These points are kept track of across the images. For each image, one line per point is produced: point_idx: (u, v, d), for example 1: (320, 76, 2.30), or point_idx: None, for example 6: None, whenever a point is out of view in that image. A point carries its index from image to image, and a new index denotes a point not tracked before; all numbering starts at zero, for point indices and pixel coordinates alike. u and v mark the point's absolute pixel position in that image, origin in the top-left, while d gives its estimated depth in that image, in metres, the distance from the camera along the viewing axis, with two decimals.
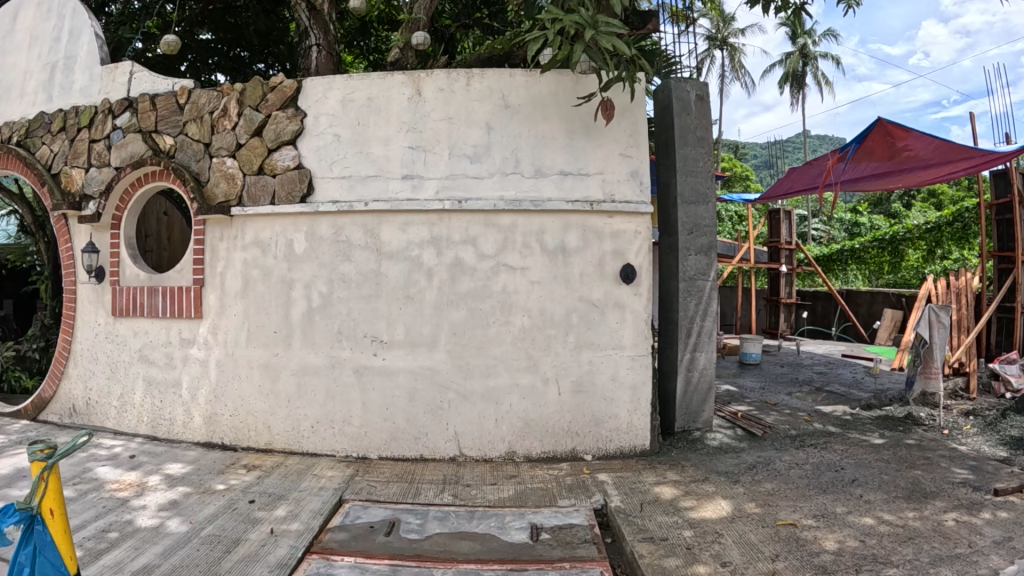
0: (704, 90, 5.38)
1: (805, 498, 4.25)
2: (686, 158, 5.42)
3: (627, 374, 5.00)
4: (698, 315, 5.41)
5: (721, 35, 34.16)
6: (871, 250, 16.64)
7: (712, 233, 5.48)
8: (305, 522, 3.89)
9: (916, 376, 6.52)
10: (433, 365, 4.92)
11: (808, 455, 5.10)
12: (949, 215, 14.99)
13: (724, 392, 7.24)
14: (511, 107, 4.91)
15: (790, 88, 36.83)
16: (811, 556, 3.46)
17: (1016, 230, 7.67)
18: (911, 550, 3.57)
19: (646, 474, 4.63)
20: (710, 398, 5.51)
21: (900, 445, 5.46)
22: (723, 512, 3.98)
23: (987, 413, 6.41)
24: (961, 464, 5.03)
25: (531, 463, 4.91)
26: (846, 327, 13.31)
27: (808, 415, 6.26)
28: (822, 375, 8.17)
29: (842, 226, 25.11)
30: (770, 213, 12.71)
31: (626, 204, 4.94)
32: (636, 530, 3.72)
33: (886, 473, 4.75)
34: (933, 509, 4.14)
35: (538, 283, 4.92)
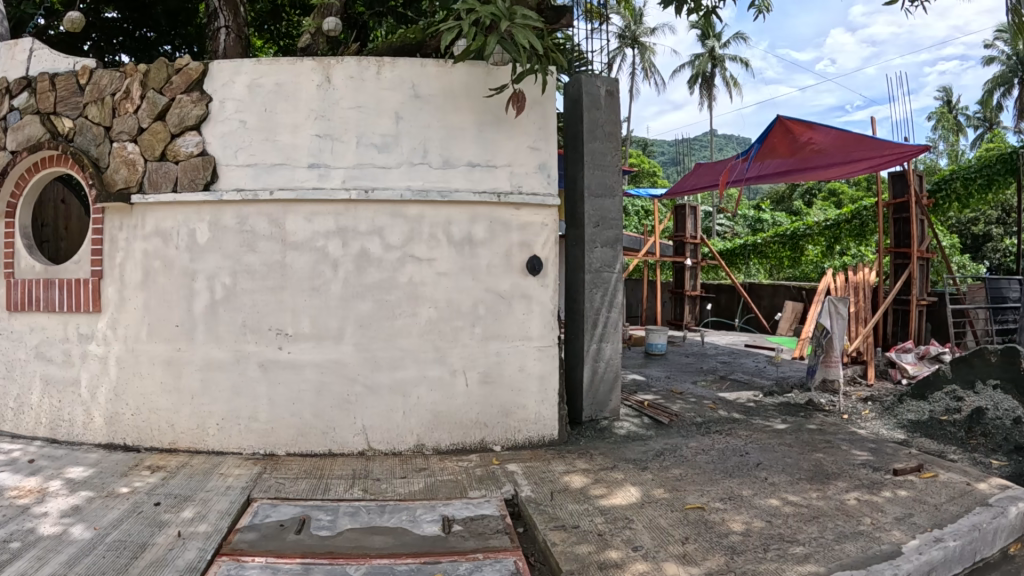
0: (614, 86, 5.42)
1: (713, 482, 4.34)
2: (593, 152, 5.45)
3: (535, 364, 5.07)
4: (604, 308, 5.49)
5: (632, 32, 34.70)
6: (773, 246, 17.16)
7: (618, 226, 5.57)
8: (214, 522, 3.79)
9: (817, 364, 6.76)
10: (339, 358, 4.84)
11: (714, 441, 5.21)
12: (848, 213, 14.94)
13: (630, 381, 7.34)
14: (421, 97, 4.88)
15: (698, 87, 37.64)
16: (720, 538, 3.54)
17: (914, 227, 8.02)
18: (816, 528, 3.71)
19: (555, 463, 4.66)
20: (616, 388, 5.59)
21: (802, 429, 5.63)
22: (632, 499, 4.03)
23: (885, 399, 6.70)
24: (862, 446, 5.22)
25: (441, 455, 4.89)
26: (749, 319, 13.70)
27: (713, 403, 6.40)
28: (726, 364, 8.37)
29: (747, 221, 25.82)
30: (676, 207, 12.87)
31: (533, 196, 5.00)
32: (547, 518, 3.74)
33: (790, 457, 4.89)
34: (836, 489, 4.30)
35: (444, 274, 4.91)
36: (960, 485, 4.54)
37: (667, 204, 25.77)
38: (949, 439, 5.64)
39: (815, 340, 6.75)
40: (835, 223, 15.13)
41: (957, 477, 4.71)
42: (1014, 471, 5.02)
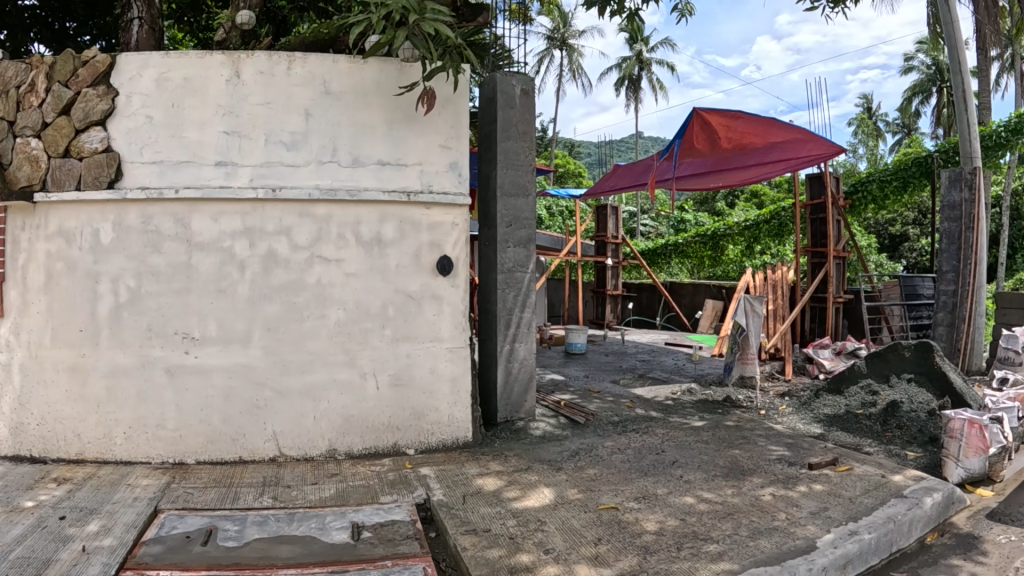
0: (529, 85, 5.39)
1: (627, 481, 4.34)
2: (507, 151, 5.41)
3: (446, 366, 5.06)
4: (516, 307, 5.47)
5: (560, 33, 34.93)
6: (694, 245, 17.48)
7: (531, 226, 5.55)
8: (119, 535, 3.63)
9: (734, 362, 6.88)
10: (248, 362, 4.71)
11: (630, 440, 5.24)
12: (767, 214, 15.10)
13: (548, 381, 7.32)
14: (332, 94, 4.80)
15: (625, 89, 38.09)
16: (633, 537, 3.54)
17: (830, 227, 8.22)
18: (730, 525, 3.74)
19: (469, 466, 4.62)
20: (530, 388, 5.58)
21: (719, 426, 5.69)
22: (545, 500, 4.01)
23: (801, 394, 6.85)
24: (778, 442, 5.30)
25: (353, 460, 4.81)
26: (670, 317, 13.93)
27: (630, 401, 6.44)
28: (645, 362, 8.46)
29: (671, 221, 26.25)
30: (597, 208, 12.88)
31: (443, 196, 5.00)
32: (458, 522, 3.68)
33: (706, 454, 4.93)
34: (751, 485, 4.35)
35: (353, 275, 4.84)
36: (875, 477, 4.66)
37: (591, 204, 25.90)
38: (864, 432, 5.78)
39: (732, 338, 6.86)
40: (754, 223, 15.49)
41: (872, 469, 4.82)
42: (928, 462, 5.21)
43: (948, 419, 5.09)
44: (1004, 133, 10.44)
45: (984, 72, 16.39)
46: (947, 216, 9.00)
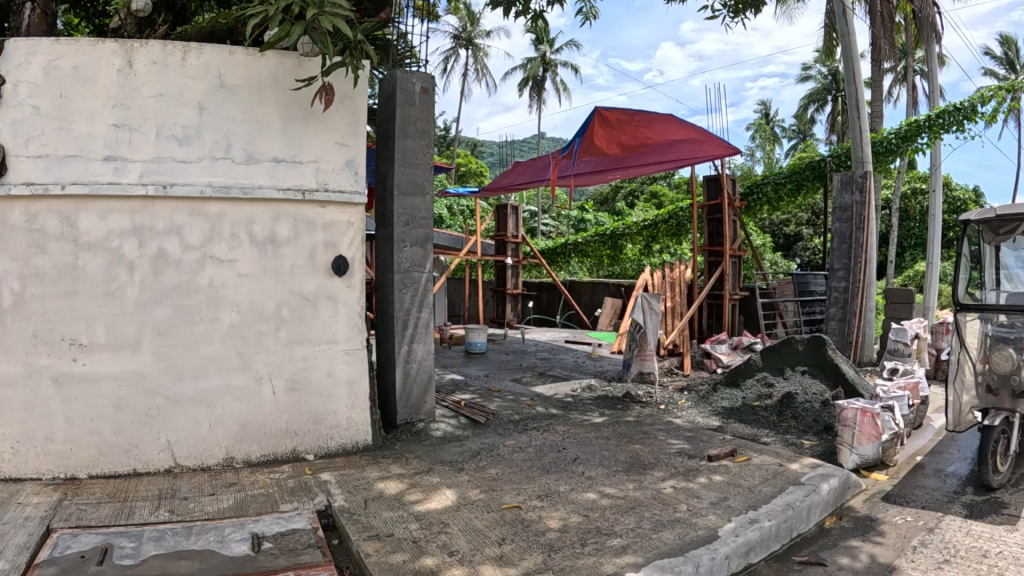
0: (429, 83, 5.39)
1: (529, 480, 4.38)
2: (404, 149, 5.40)
3: (342, 368, 5.06)
4: (413, 308, 5.46)
5: (467, 32, 34.97)
6: (592, 245, 17.76)
7: (427, 225, 5.54)
8: (10, 559, 3.39)
9: (632, 359, 7.05)
10: (139, 369, 4.53)
11: (531, 438, 5.29)
12: (666, 214, 15.35)
13: (448, 381, 7.27)
14: (227, 87, 4.68)
15: (529, 90, 38.40)
16: (537, 536, 3.58)
17: (727, 228, 8.49)
18: (632, 519, 3.82)
19: (370, 470, 4.58)
20: (429, 389, 5.61)
21: (618, 422, 5.80)
22: (448, 502, 4.01)
23: (700, 389, 7.01)
24: (677, 435, 5.43)
25: (252, 468, 4.72)
26: (570, 315, 14.17)
27: (531, 399, 6.50)
28: (544, 360, 8.55)
29: (571, 221, 26.65)
30: (497, 208, 13.04)
31: (339, 194, 4.98)
32: (361, 528, 3.65)
33: (607, 450, 5.01)
34: (652, 478, 4.45)
35: (246, 276, 4.75)
36: (772, 466, 4.83)
37: (490, 203, 26.03)
38: (762, 423, 5.97)
39: (630, 334, 7.05)
40: (651, 223, 15.76)
41: (770, 459, 4.99)
42: (824, 450, 5.43)
43: (841, 408, 5.33)
44: (894, 141, 10.92)
45: (874, 82, 17.15)
46: (839, 217, 9.38)
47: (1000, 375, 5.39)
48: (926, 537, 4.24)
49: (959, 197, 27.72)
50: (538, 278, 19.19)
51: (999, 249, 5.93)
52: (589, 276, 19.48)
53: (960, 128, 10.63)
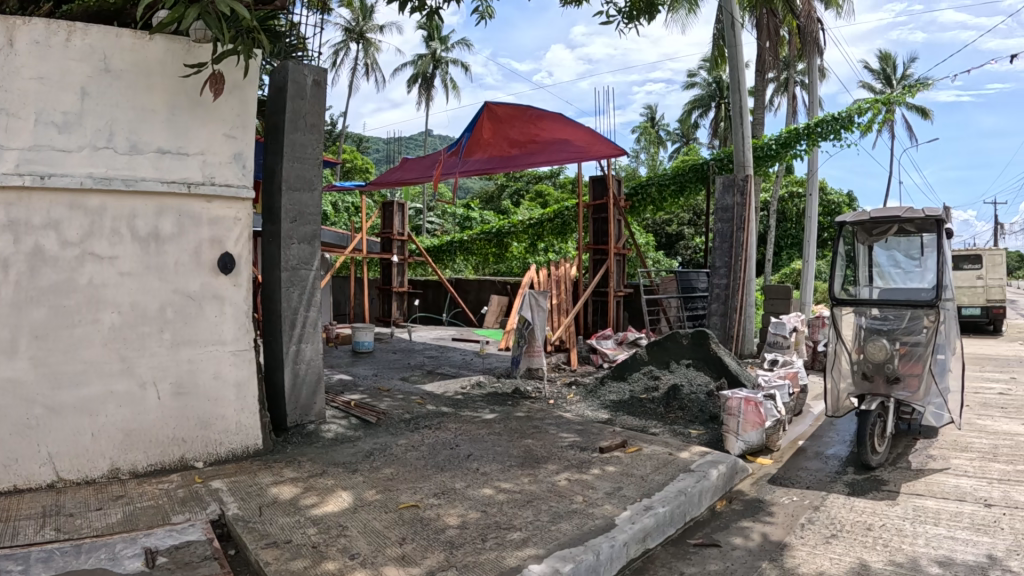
0: (320, 76, 5.43)
1: (424, 478, 4.45)
2: (293, 143, 5.42)
3: (230, 370, 4.97)
4: (301, 307, 5.46)
5: (359, 26, 34.59)
6: (477, 243, 17.90)
7: (315, 222, 5.59)
8: None
9: (520, 355, 7.24)
10: (15, 377, 4.20)
11: (423, 437, 5.34)
12: (551, 213, 15.59)
13: (337, 381, 7.20)
14: (112, 72, 4.48)
15: (418, 86, 38.34)
16: (437, 534, 3.65)
17: (610, 227, 8.80)
18: (530, 512, 3.93)
19: (262, 475, 4.56)
20: (318, 389, 5.60)
21: (509, 418, 5.93)
22: (344, 504, 4.04)
23: (588, 383, 7.26)
24: (568, 429, 5.59)
25: (139, 479, 4.55)
26: (456, 314, 14.31)
27: (421, 397, 6.52)
28: (432, 359, 8.62)
29: (456, 220, 26.77)
30: (383, 205, 13.12)
31: (226, 188, 4.90)
32: (258, 536, 3.64)
33: (499, 445, 5.13)
34: (546, 472, 4.58)
35: (128, 275, 4.56)
36: (662, 455, 5.03)
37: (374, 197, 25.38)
38: (650, 415, 6.21)
39: (518, 331, 7.23)
40: (537, 220, 15.93)
41: (660, 448, 5.20)
42: (710, 439, 5.67)
43: (726, 398, 5.58)
44: (774, 147, 11.35)
45: (756, 91, 17.89)
46: (720, 217, 9.80)
47: (875, 363, 5.75)
48: (813, 514, 4.52)
49: (833, 200, 29.25)
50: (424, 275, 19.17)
51: (872, 249, 6.44)
52: (475, 275, 19.63)
53: (837, 136, 11.22)
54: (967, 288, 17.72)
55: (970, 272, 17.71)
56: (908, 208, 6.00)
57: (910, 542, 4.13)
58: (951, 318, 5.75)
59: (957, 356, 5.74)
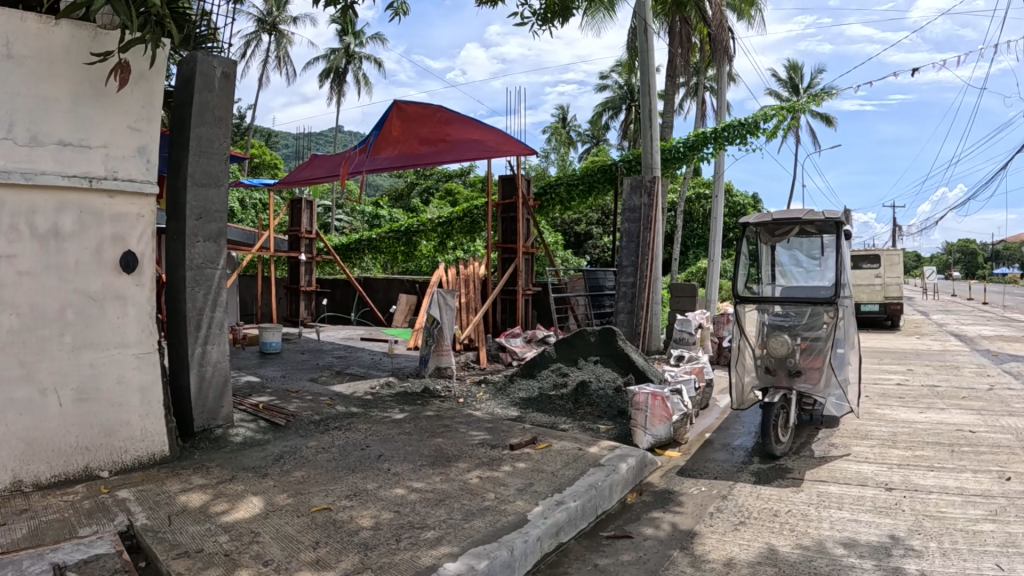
0: (230, 69, 5.33)
1: (336, 480, 4.41)
2: (200, 137, 5.29)
3: (133, 374, 4.82)
4: (206, 307, 5.34)
5: (272, 17, 33.89)
6: (386, 242, 17.72)
7: (220, 219, 5.45)
8: None
9: (429, 354, 7.20)
10: None
11: (333, 438, 5.29)
12: (459, 211, 15.69)
13: (244, 383, 7.05)
14: (14, 57, 4.27)
15: (331, 81, 37.83)
16: (351, 536, 3.62)
17: (518, 225, 8.90)
18: (443, 511, 3.94)
19: (170, 483, 4.44)
20: (226, 393, 5.49)
21: (418, 417, 5.93)
22: (255, 510, 3.97)
23: (498, 381, 7.27)
24: (478, 428, 5.62)
25: (43, 491, 4.34)
26: (365, 313, 14.19)
27: (330, 399, 6.45)
28: (341, 359, 8.53)
29: (365, 218, 26.50)
30: (291, 202, 12.92)
31: (130, 183, 4.76)
32: (168, 547, 3.54)
33: (410, 445, 5.12)
34: (457, 470, 4.59)
35: (26, 274, 4.35)
36: (572, 450, 5.10)
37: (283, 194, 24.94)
38: (559, 411, 6.27)
39: (426, 330, 7.17)
40: (446, 219, 15.96)
41: (569, 444, 5.27)
42: (619, 434, 5.76)
43: (634, 393, 5.66)
44: (681, 149, 11.62)
45: (666, 96, 18.22)
46: (628, 218, 9.97)
47: (777, 358, 5.92)
48: (722, 503, 4.65)
49: (738, 202, 30.11)
50: (332, 273, 18.81)
51: (774, 249, 6.61)
52: (384, 274, 19.46)
53: (743, 141, 11.52)
54: (866, 286, 18.47)
55: (868, 270, 18.47)
56: (809, 210, 6.26)
57: (816, 526, 4.29)
58: (849, 315, 6.00)
59: (855, 348, 6.00)
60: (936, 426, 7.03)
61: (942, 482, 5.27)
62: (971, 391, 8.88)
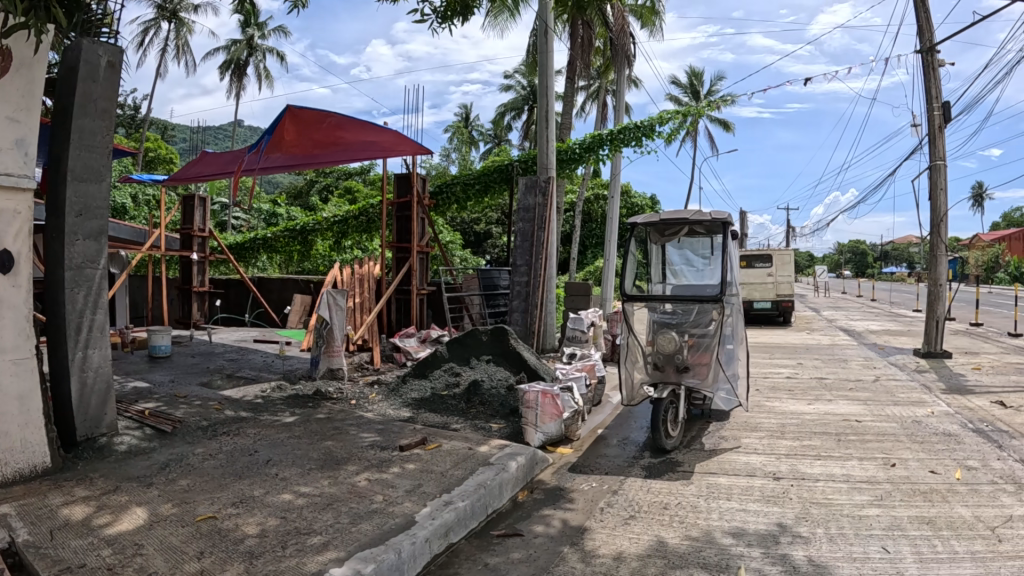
0: (117, 58, 5.12)
1: (222, 487, 4.25)
2: (82, 129, 5.04)
3: (11, 382, 4.50)
4: (87, 310, 5.09)
5: (171, 5, 32.73)
6: (281, 241, 17.20)
7: (101, 216, 5.20)
8: None
9: (319, 355, 7.15)
10: None
11: (221, 444, 5.11)
12: (354, 209, 15.53)
13: (129, 389, 6.75)
14: None
15: (231, 74, 36.82)
16: (236, 544, 3.49)
17: (414, 225, 8.97)
18: (330, 515, 3.85)
19: (51, 496, 4.19)
20: (109, 400, 5.24)
21: (309, 420, 5.80)
22: (139, 522, 3.78)
23: (389, 381, 7.19)
24: (368, 429, 5.54)
25: None
26: (259, 314, 13.85)
27: (219, 403, 6.25)
28: (232, 362, 8.28)
29: (263, 216, 25.87)
30: (183, 199, 12.50)
31: (8, 177, 4.48)
32: (50, 562, 3.31)
33: (299, 449, 4.99)
34: (346, 473, 4.50)
35: None
36: (461, 450, 5.08)
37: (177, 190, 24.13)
38: (451, 411, 6.25)
39: (315, 331, 7.12)
40: (341, 219, 15.78)
41: (459, 443, 5.24)
42: (510, 433, 5.77)
43: (523, 391, 5.67)
44: (578, 151, 11.75)
45: (566, 98, 18.38)
46: (521, 218, 10.10)
47: (665, 354, 6.02)
48: (612, 498, 4.69)
49: (635, 203, 30.73)
50: (224, 273, 18.31)
51: (664, 249, 6.79)
52: (279, 275, 19.06)
53: (638, 143, 11.69)
54: (759, 284, 19.08)
55: (761, 269, 19.09)
56: (696, 210, 6.37)
57: (705, 517, 4.37)
58: (736, 312, 6.19)
59: (742, 344, 6.19)
60: (823, 417, 7.28)
61: (828, 470, 5.45)
62: (856, 383, 9.25)
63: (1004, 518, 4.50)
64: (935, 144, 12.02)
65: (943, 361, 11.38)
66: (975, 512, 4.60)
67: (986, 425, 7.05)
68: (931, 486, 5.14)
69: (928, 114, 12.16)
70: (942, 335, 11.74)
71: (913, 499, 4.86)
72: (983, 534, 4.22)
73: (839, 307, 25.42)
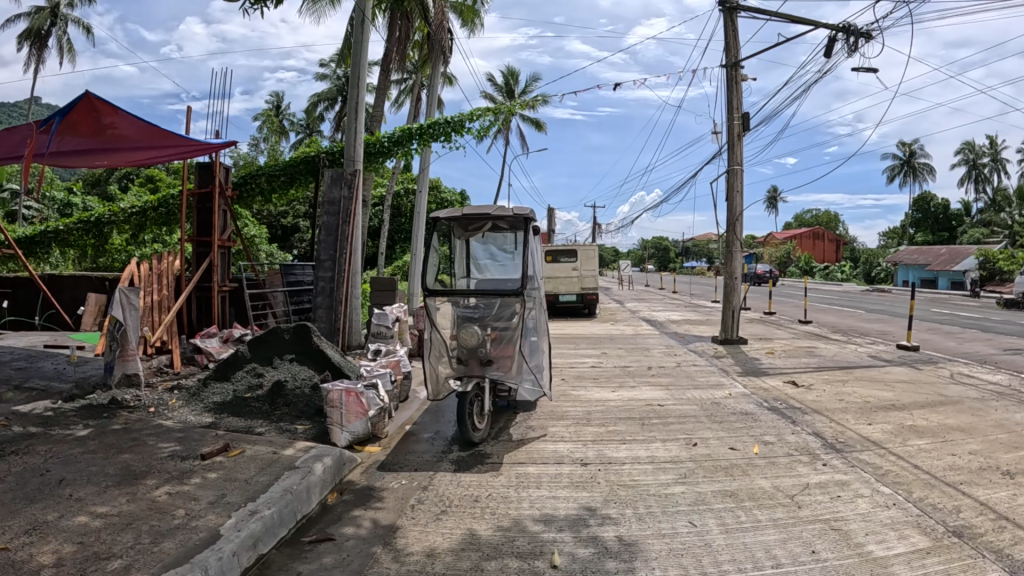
0: None
1: (11, 514, 3.91)
2: None
3: None
4: None
5: None
6: (75, 233, 15.97)
7: None
8: None
9: (113, 361, 6.70)
10: None
11: (7, 464, 4.70)
12: (154, 200, 14.53)
13: None
14: None
15: (29, 45, 33.90)
16: None
17: (214, 218, 8.66)
18: (131, 536, 3.64)
19: None
20: None
21: (105, 433, 5.46)
22: None
23: (190, 386, 6.91)
24: (168, 439, 5.28)
25: None
26: (51, 316, 12.83)
27: (4, 419, 5.74)
28: (19, 372, 7.63)
29: (56, 204, 23.98)
30: None
31: None
32: None
33: (94, 465, 4.69)
34: (145, 488, 4.27)
35: None
36: (266, 455, 4.94)
37: None
38: (255, 414, 6.11)
39: (107, 335, 6.65)
40: (140, 209, 14.78)
41: (264, 448, 5.10)
42: (315, 434, 5.69)
43: (326, 389, 5.60)
44: (387, 144, 11.68)
45: (379, 91, 18.11)
46: (327, 211, 9.84)
47: (468, 348, 6.09)
48: (422, 494, 4.71)
49: (446, 199, 31.04)
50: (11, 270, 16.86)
51: (468, 243, 6.94)
52: (71, 271, 17.74)
53: (447, 138, 11.71)
54: (565, 278, 19.69)
55: (567, 263, 19.64)
56: (500, 207, 6.52)
57: (516, 506, 4.47)
58: (538, 304, 6.40)
59: (545, 336, 6.40)
60: (627, 403, 7.63)
61: (634, 453, 5.71)
62: (659, 369, 9.74)
63: (800, 486, 4.89)
64: (733, 148, 12.83)
65: (739, 347, 12.19)
66: (774, 483, 4.97)
67: (779, 403, 7.61)
68: (732, 462, 5.49)
69: (729, 122, 12.96)
70: (738, 323, 12.57)
71: (717, 475, 5.17)
72: (782, 502, 4.57)
73: (643, 298, 26.75)
